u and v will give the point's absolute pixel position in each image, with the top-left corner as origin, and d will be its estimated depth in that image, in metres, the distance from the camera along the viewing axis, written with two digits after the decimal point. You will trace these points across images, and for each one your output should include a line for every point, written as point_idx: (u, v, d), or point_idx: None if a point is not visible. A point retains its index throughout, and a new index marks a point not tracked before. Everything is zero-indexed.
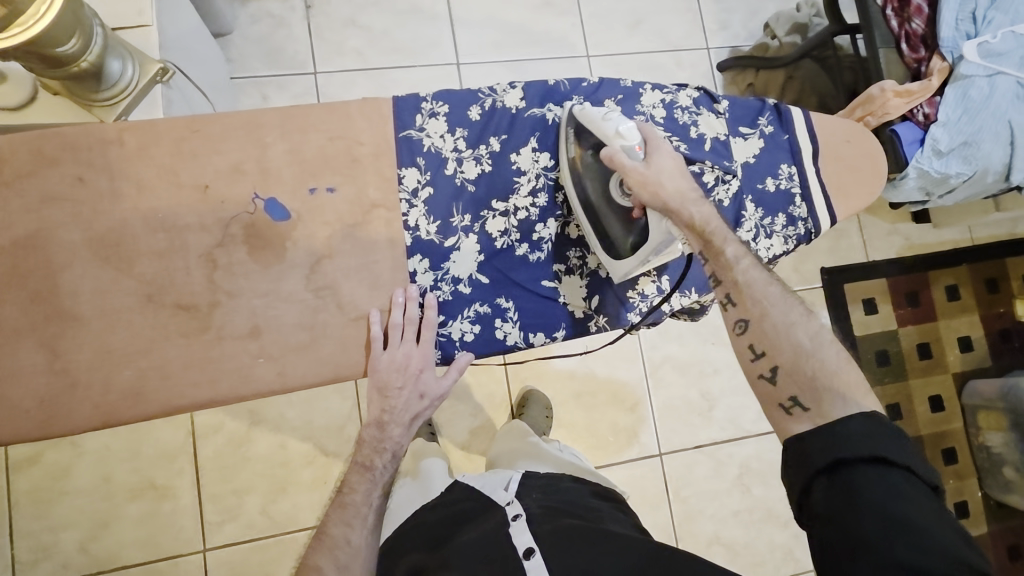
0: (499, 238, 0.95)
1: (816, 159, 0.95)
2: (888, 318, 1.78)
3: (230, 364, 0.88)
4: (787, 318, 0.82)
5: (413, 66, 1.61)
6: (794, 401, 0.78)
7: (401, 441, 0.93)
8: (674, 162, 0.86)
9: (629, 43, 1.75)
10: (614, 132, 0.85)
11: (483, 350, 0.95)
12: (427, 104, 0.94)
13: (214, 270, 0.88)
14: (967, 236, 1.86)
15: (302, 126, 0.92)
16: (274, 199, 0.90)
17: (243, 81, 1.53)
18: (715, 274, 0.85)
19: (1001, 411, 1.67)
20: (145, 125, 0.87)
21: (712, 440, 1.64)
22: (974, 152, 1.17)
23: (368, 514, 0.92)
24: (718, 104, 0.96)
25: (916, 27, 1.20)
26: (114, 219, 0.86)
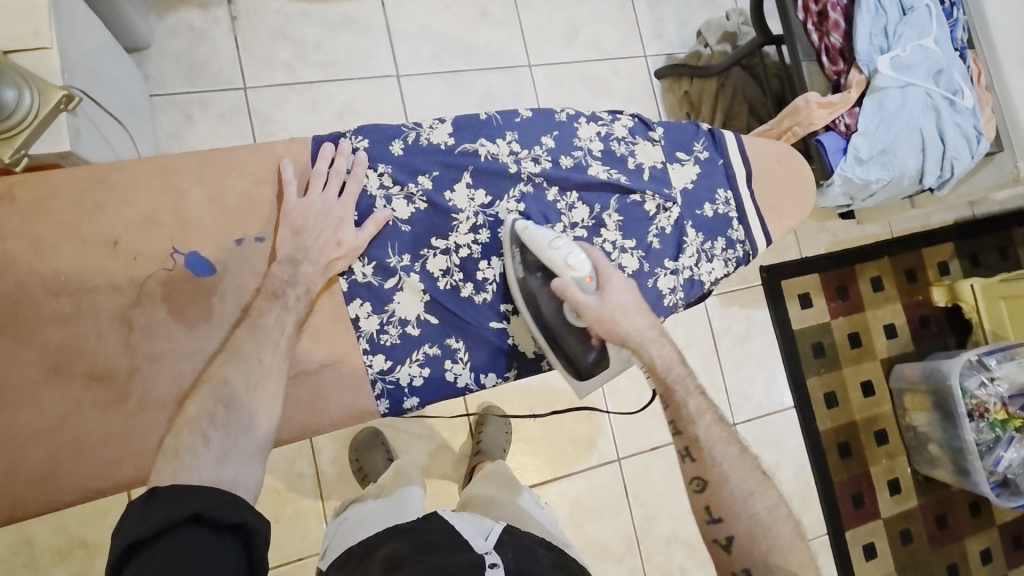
0: (442, 277, 0.92)
1: (750, 183, 1.00)
2: (821, 312, 1.88)
3: (156, 435, 0.81)
4: (744, 484, 0.86)
5: (347, 80, 1.55)
6: (746, 574, 0.83)
7: (314, 280, 0.85)
8: (628, 295, 0.89)
9: (568, 53, 1.75)
10: (564, 263, 0.86)
11: (433, 395, 0.91)
12: (347, 140, 0.91)
13: (131, 332, 0.81)
14: (887, 230, 1.99)
15: (224, 170, 0.87)
16: (195, 253, 0.84)
17: (162, 99, 1.42)
18: (677, 426, 0.90)
19: (924, 393, 1.79)
20: (41, 176, 0.80)
21: (666, 441, 1.67)
22: (891, 159, 1.24)
23: (282, 340, 0.82)
24: (653, 132, 0.99)
25: (835, 41, 1.25)
26: (12, 284, 0.78)
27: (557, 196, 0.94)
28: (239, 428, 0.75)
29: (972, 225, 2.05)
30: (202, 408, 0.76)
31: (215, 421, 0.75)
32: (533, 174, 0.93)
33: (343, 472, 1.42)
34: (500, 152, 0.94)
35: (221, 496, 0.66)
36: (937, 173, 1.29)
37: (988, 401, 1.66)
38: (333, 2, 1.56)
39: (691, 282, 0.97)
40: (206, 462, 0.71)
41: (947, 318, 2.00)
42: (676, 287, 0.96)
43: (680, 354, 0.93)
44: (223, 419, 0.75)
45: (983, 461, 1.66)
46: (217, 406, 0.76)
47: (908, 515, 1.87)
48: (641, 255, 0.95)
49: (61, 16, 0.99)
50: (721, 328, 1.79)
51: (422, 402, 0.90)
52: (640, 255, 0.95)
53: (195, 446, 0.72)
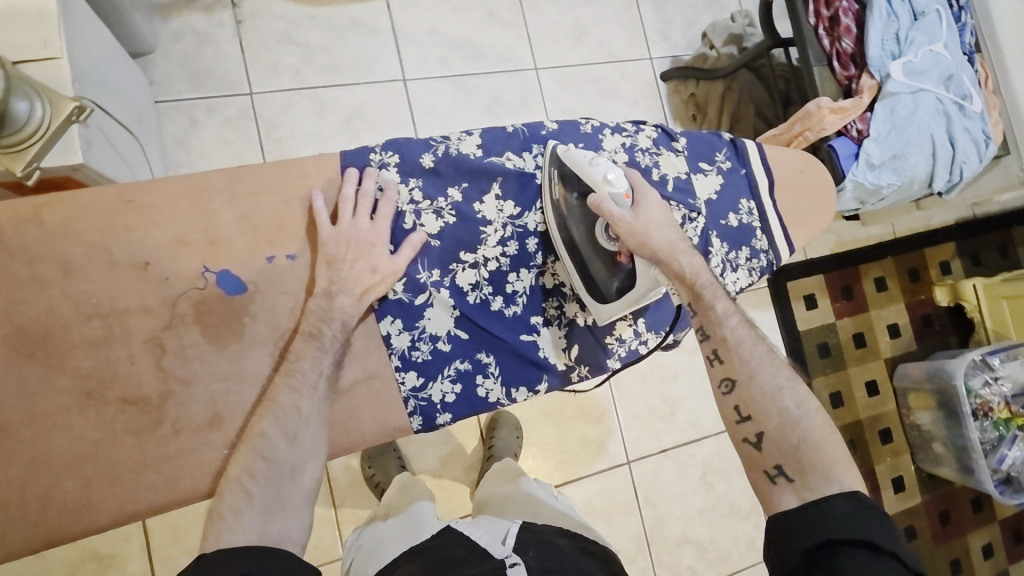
0: (471, 291, 0.92)
1: (772, 192, 0.98)
2: (826, 312, 1.89)
3: (190, 459, 0.80)
4: (773, 382, 0.85)
5: (354, 84, 1.54)
6: (778, 470, 0.81)
7: (351, 313, 0.84)
8: (662, 212, 0.88)
9: (574, 55, 1.75)
10: (603, 178, 0.85)
11: (466, 409, 0.92)
12: (376, 154, 0.90)
13: (163, 356, 0.80)
14: (890, 230, 2.00)
15: (252, 188, 0.86)
16: (226, 271, 0.83)
17: (168, 105, 1.40)
18: (705, 328, 0.88)
19: (928, 392, 1.81)
20: (66, 198, 0.78)
21: (676, 442, 1.68)
22: (903, 163, 1.24)
23: (319, 383, 0.82)
24: (676, 142, 0.97)
25: (846, 46, 1.25)
26: (39, 310, 0.76)
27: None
28: (281, 480, 0.77)
29: (973, 224, 2.06)
30: (241, 463, 0.77)
31: (257, 477, 0.76)
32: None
33: (355, 479, 1.42)
34: (527, 165, 0.93)
35: (261, 554, 0.66)
36: (947, 177, 1.29)
37: (992, 400, 1.68)
38: (338, 5, 1.55)
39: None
40: (251, 521, 0.72)
41: (949, 316, 2.03)
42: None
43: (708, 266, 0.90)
44: (263, 473, 0.76)
45: (987, 459, 1.67)
46: (257, 460, 0.77)
47: (912, 512, 1.89)
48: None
49: (70, 26, 0.97)
50: None
51: (455, 417, 0.91)
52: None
53: (238, 505, 0.73)
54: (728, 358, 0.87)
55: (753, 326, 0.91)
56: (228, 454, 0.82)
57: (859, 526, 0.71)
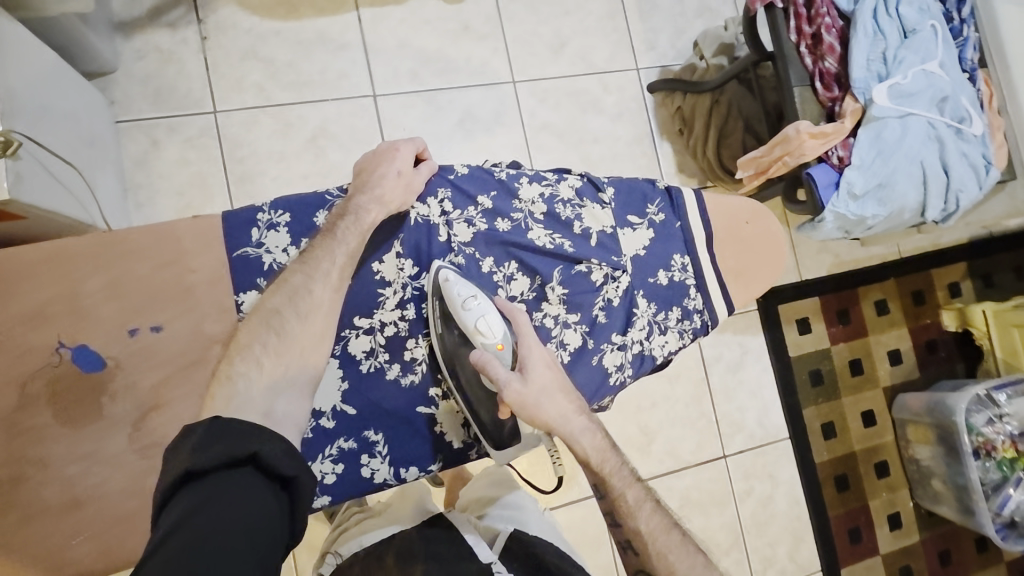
0: (364, 360, 0.86)
1: (711, 246, 0.93)
2: (820, 337, 1.79)
3: (37, 548, 0.76)
4: (694, 572, 0.77)
5: (320, 101, 1.50)
6: None
7: (370, 215, 0.83)
8: (551, 372, 0.84)
9: (554, 67, 1.68)
10: (475, 326, 0.83)
11: (347, 492, 0.85)
12: (265, 214, 0.87)
13: (14, 437, 0.77)
14: (895, 250, 1.88)
15: (123, 254, 0.82)
16: (85, 345, 0.80)
17: (129, 124, 1.39)
18: (616, 518, 0.82)
19: (927, 425, 1.70)
20: None
21: (651, 473, 1.62)
22: (888, 194, 1.15)
23: (333, 270, 0.80)
24: (603, 193, 0.93)
25: (829, 66, 1.15)
26: None
27: (492, 267, 0.89)
28: (291, 358, 0.74)
29: (986, 245, 1.93)
30: (252, 333, 0.74)
31: (267, 347, 0.73)
32: (465, 244, 0.89)
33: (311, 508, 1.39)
34: (431, 214, 0.90)
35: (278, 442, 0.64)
36: (940, 207, 1.19)
37: (995, 439, 1.57)
38: (306, 18, 1.51)
39: (641, 358, 0.92)
40: (257, 385, 0.70)
41: (956, 342, 1.90)
42: (623, 364, 0.90)
43: (612, 442, 0.86)
44: (275, 347, 0.74)
45: (988, 503, 1.57)
46: (268, 332, 0.74)
47: (908, 551, 1.79)
48: (585, 330, 0.90)
49: (4, 57, 0.96)
50: (712, 356, 1.71)
51: (334, 499, 0.85)
52: (584, 331, 0.90)
53: (249, 372, 0.71)
54: (643, 549, 0.80)
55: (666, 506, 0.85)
56: (79, 542, 0.77)
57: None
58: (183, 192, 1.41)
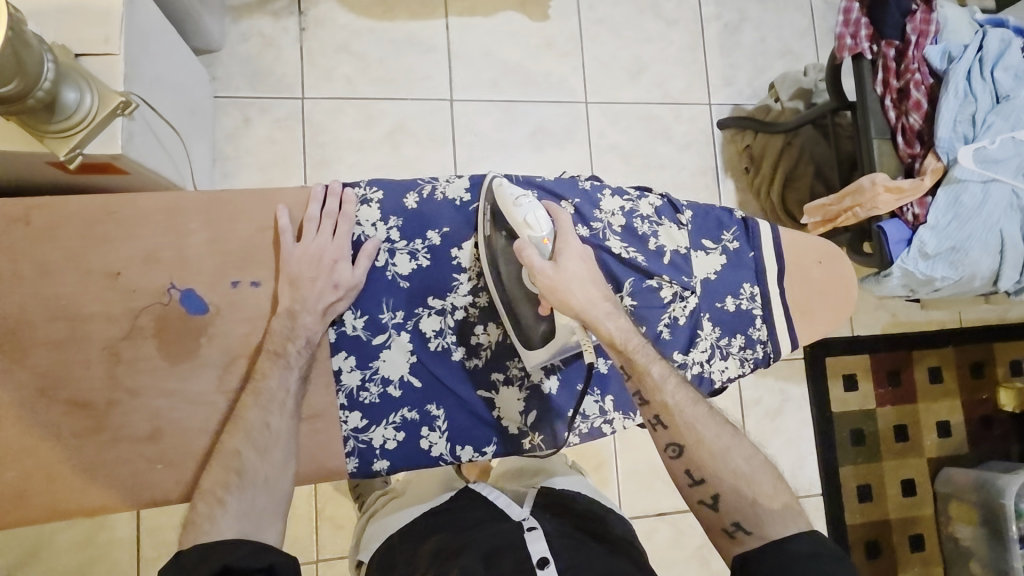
0: (433, 338, 0.92)
1: (781, 280, 0.93)
2: (866, 397, 1.74)
3: (123, 468, 0.81)
4: (721, 441, 0.81)
5: (402, 99, 1.57)
6: (737, 525, 0.78)
7: (316, 331, 0.85)
8: (585, 264, 0.84)
9: (629, 92, 1.71)
10: (523, 220, 0.85)
11: (404, 460, 0.90)
12: (361, 189, 0.93)
13: (116, 364, 0.82)
14: (956, 317, 1.82)
15: (229, 213, 0.87)
16: (191, 290, 0.85)
17: (225, 100, 1.48)
18: (642, 395, 0.83)
19: (972, 504, 1.62)
20: (55, 202, 0.82)
21: (675, 507, 1.59)
22: (962, 258, 1.11)
23: (286, 400, 0.83)
24: (681, 215, 0.93)
25: (913, 122, 1.13)
26: (12, 305, 0.79)
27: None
28: (256, 490, 0.77)
29: None
30: (214, 479, 0.76)
31: (230, 486, 0.75)
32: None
33: (339, 487, 1.43)
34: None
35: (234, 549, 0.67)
36: (1015, 277, 1.15)
37: None
38: (400, 20, 1.58)
39: (699, 379, 0.91)
40: (228, 524, 0.72)
41: (1011, 422, 1.82)
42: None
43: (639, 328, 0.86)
44: (237, 485, 0.76)
45: None
46: (229, 474, 0.76)
47: None
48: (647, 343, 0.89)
49: (133, 28, 1.05)
50: (752, 398, 1.68)
51: (392, 465, 0.89)
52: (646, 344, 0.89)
53: (212, 512, 0.73)
54: (672, 422, 0.82)
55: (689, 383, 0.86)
56: (160, 469, 0.82)
57: (830, 563, 0.70)
58: (265, 168, 1.49)
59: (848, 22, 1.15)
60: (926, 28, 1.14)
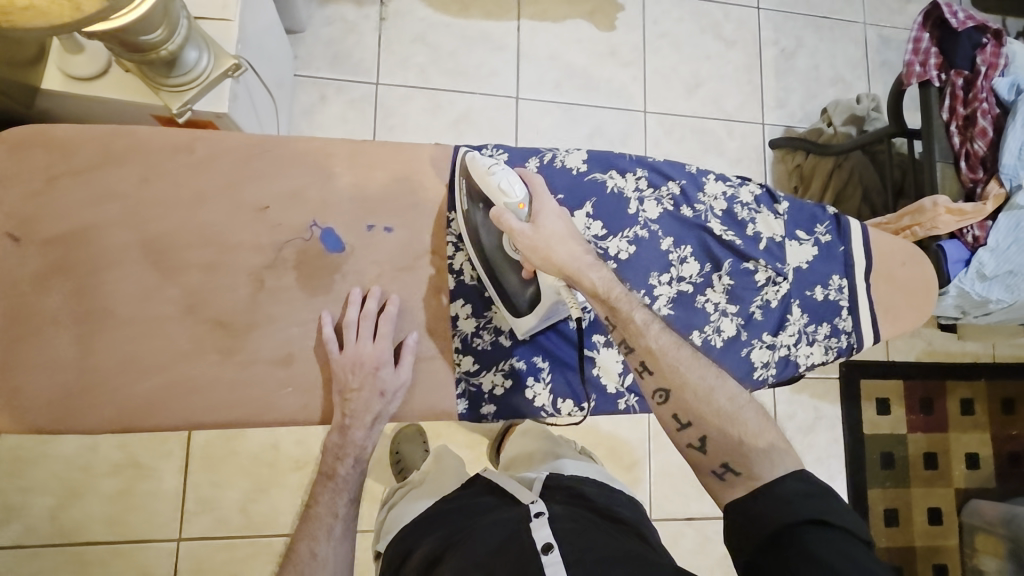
0: None
1: (868, 276, 0.97)
2: (898, 422, 1.75)
3: (255, 388, 0.86)
4: (705, 381, 0.78)
5: (469, 92, 1.63)
6: (725, 467, 0.74)
7: (364, 445, 0.88)
8: (563, 224, 0.84)
9: (685, 105, 1.76)
10: (498, 188, 0.84)
11: (509, 409, 0.93)
12: (487, 149, 0.94)
13: (258, 291, 0.87)
14: (990, 351, 1.84)
15: (370, 163, 0.91)
16: (331, 229, 0.89)
17: (304, 78, 1.54)
18: (628, 342, 0.80)
19: (1000, 537, 1.64)
20: (216, 135, 0.87)
21: (703, 513, 1.60)
22: (1018, 282, 1.14)
23: (334, 525, 0.88)
24: (778, 205, 0.97)
25: (977, 148, 1.18)
26: (169, 226, 0.84)
27: (669, 246, 0.93)
28: None
29: None
30: None
31: None
32: (651, 220, 0.93)
33: (379, 460, 1.42)
34: (626, 187, 0.93)
35: None
36: None
37: None
38: (474, 18, 1.65)
39: (784, 362, 0.94)
40: None
41: None
42: (768, 362, 0.93)
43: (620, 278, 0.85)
44: None
45: None
46: None
47: None
48: (740, 322, 0.93)
49: None
50: (785, 412, 1.70)
51: (499, 411, 0.92)
52: (739, 323, 0.93)
53: None
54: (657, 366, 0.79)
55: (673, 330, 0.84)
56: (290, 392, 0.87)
57: (820, 504, 0.68)
58: None
59: (916, 52, 1.21)
60: (997, 61, 1.18)
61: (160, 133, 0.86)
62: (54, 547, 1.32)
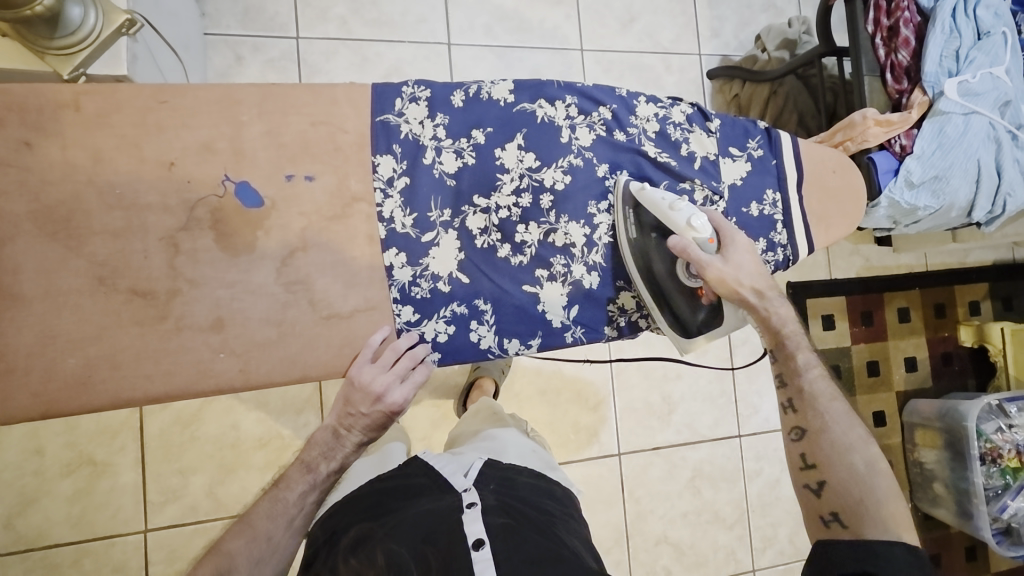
0: (479, 236, 0.90)
1: (800, 187, 0.98)
2: (842, 335, 1.84)
3: (188, 357, 0.82)
4: (848, 437, 0.87)
5: (396, 42, 1.54)
6: (834, 516, 0.84)
7: (349, 456, 0.92)
8: (749, 257, 0.88)
9: (621, 40, 1.72)
10: (687, 223, 0.84)
11: (455, 354, 0.91)
12: (409, 88, 0.88)
13: (176, 255, 0.81)
14: (922, 261, 1.95)
15: (283, 107, 0.85)
16: (246, 182, 0.83)
17: (215, 38, 1.43)
18: (784, 378, 0.94)
19: (937, 430, 1.76)
20: (105, 89, 0.79)
21: (669, 441, 1.66)
22: (943, 186, 1.18)
23: (296, 517, 0.91)
24: (710, 122, 0.96)
25: (902, 59, 1.22)
26: (66, 191, 0.78)
27: (605, 173, 0.93)
28: None
29: (1009, 267, 2.01)
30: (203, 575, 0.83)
31: None
32: (584, 147, 0.92)
33: None
34: (557, 116, 0.91)
35: None
36: (988, 208, 1.23)
37: (1002, 447, 1.62)
38: None
39: None
40: None
41: (970, 358, 1.97)
42: None
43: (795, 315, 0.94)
44: None
45: (988, 506, 1.62)
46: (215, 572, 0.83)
47: None
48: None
49: None
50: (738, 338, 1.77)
51: (443, 358, 0.90)
52: None
53: None
54: (802, 407, 0.91)
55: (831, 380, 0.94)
56: (225, 357, 0.83)
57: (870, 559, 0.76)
58: None
59: None
60: None
61: (40, 91, 0.78)
62: (12, 556, 1.26)
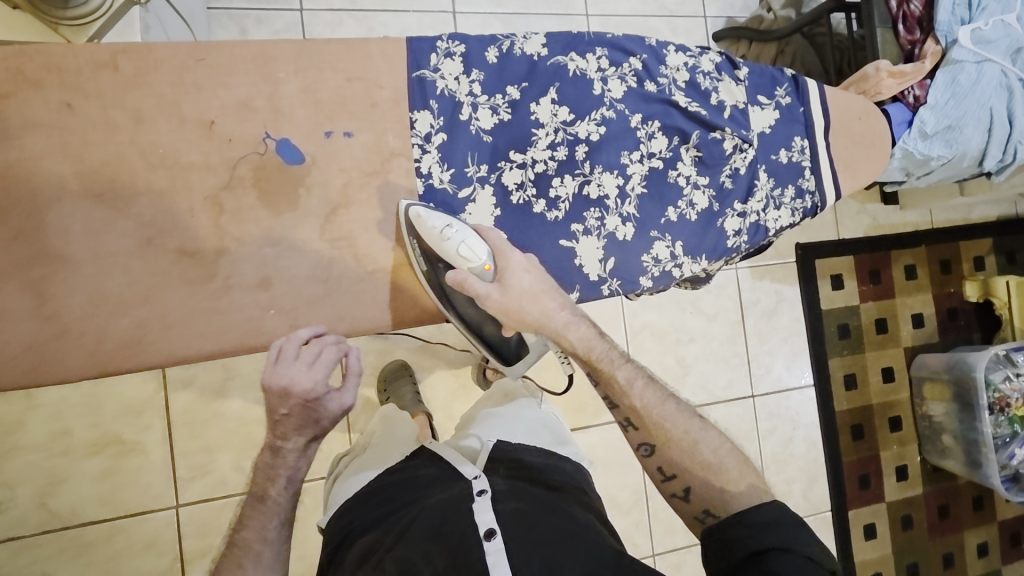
0: (515, 192, 0.91)
1: (828, 133, 0.99)
2: (851, 294, 1.86)
3: (238, 315, 0.83)
4: (688, 434, 0.81)
5: (401, 11, 1.52)
6: (706, 512, 0.79)
7: (298, 466, 0.83)
8: (530, 275, 0.81)
9: (627, 3, 1.71)
10: (457, 254, 0.81)
11: None
12: (442, 43, 0.87)
13: (221, 214, 0.82)
14: (928, 219, 1.97)
15: (319, 63, 0.85)
16: (285, 140, 0.83)
17: (219, 11, 1.40)
18: (611, 400, 0.83)
19: (944, 382, 1.79)
20: (142, 48, 0.79)
21: None
22: (956, 136, 1.17)
23: (263, 553, 0.80)
24: (738, 71, 0.97)
25: (913, 9, 1.24)
26: (110, 151, 0.78)
27: (638, 124, 0.93)
28: None
29: (1012, 222, 2.03)
30: None
31: None
32: (616, 100, 0.92)
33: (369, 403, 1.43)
34: (589, 69, 0.91)
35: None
36: (999, 156, 1.22)
37: (1010, 396, 1.65)
38: None
39: (755, 228, 0.98)
40: None
41: (976, 313, 1.99)
42: (740, 230, 0.97)
43: (597, 327, 0.84)
44: None
45: (997, 454, 1.66)
46: None
47: (912, 501, 1.89)
48: (712, 194, 0.96)
49: None
50: (750, 299, 1.79)
51: None
52: (711, 195, 0.96)
53: None
54: (641, 422, 0.82)
55: (658, 378, 0.86)
56: (274, 314, 0.84)
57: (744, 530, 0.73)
58: None
59: None
60: None
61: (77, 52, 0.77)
62: (44, 536, 1.28)
